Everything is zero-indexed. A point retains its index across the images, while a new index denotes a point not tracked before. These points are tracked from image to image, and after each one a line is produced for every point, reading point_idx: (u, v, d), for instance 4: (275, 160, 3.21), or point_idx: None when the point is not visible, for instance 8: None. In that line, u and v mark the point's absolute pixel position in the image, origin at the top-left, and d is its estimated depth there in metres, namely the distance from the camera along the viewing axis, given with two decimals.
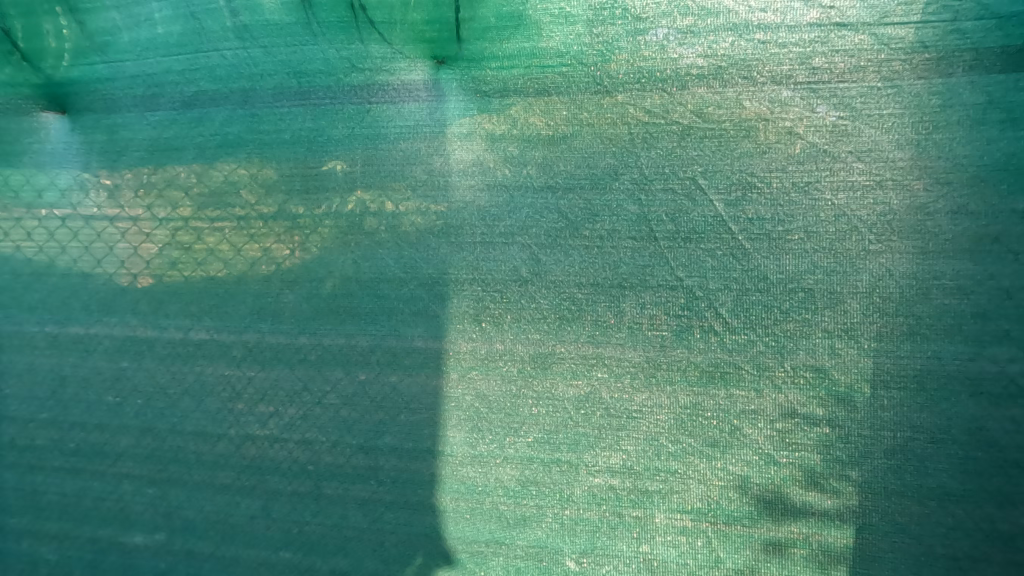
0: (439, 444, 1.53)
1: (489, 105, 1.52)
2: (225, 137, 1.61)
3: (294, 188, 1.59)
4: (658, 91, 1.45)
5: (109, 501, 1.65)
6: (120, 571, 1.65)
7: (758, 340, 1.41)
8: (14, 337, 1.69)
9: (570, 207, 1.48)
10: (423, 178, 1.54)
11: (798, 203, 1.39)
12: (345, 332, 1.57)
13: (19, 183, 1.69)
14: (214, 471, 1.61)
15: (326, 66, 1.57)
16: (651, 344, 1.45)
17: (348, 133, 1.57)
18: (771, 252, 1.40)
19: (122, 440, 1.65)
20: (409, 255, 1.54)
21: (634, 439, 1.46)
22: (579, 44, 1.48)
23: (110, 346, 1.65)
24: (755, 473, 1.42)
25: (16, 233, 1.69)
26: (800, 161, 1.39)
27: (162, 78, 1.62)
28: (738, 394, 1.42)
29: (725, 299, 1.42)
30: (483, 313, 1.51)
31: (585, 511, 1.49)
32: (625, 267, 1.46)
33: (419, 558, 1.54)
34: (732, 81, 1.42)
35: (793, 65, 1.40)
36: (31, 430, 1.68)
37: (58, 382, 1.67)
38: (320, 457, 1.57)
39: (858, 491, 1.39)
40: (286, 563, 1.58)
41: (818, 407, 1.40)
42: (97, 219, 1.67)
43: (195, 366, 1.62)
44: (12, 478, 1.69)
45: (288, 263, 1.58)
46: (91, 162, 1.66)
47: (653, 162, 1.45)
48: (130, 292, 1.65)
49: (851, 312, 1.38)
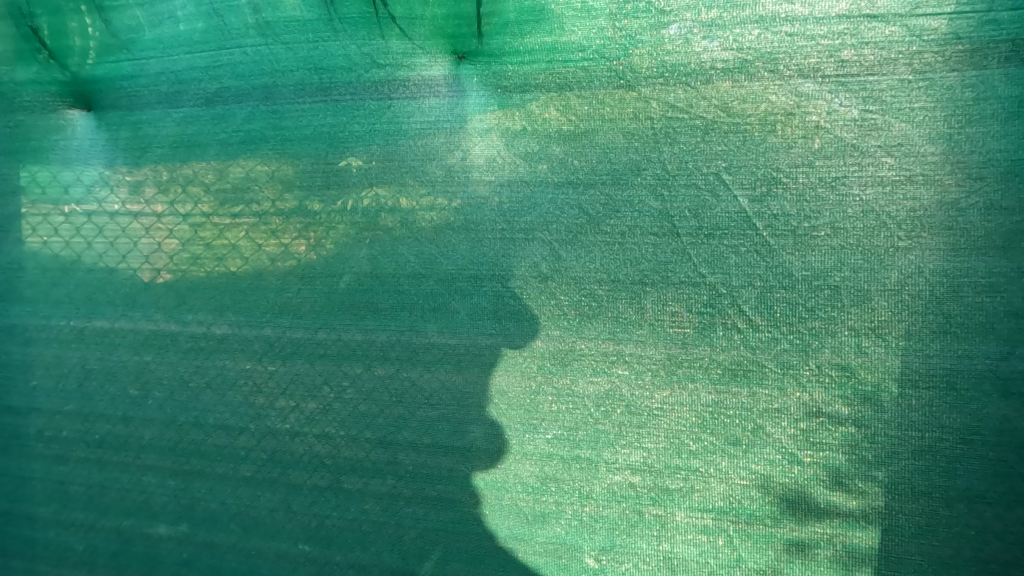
0: (458, 440, 1.53)
1: (509, 100, 1.52)
2: (247, 133, 1.62)
3: (314, 184, 1.59)
4: (682, 85, 1.43)
5: (133, 492, 1.68)
6: (144, 561, 1.67)
7: (782, 338, 1.39)
8: (43, 330, 1.72)
9: (591, 203, 1.47)
10: (442, 174, 1.54)
11: (825, 198, 1.37)
12: (365, 328, 1.57)
13: (46, 179, 1.72)
14: (236, 465, 1.63)
15: (347, 62, 1.57)
16: (672, 341, 1.44)
17: (368, 129, 1.57)
18: (796, 248, 1.38)
19: (146, 432, 1.67)
20: (429, 251, 1.54)
21: (655, 437, 1.45)
22: (601, 38, 1.47)
23: (134, 340, 1.68)
24: (778, 472, 1.41)
25: (43, 228, 1.72)
26: (827, 156, 1.37)
27: (185, 76, 1.64)
28: (761, 392, 1.41)
29: (749, 296, 1.40)
30: (503, 309, 1.51)
31: (604, 508, 1.48)
32: (647, 263, 1.44)
33: (438, 553, 1.54)
34: (758, 75, 1.40)
35: (821, 58, 1.37)
36: (58, 422, 1.71)
37: (85, 375, 1.70)
38: (341, 451, 1.58)
39: (884, 492, 1.37)
40: (307, 556, 1.60)
41: (843, 406, 1.38)
42: (121, 215, 1.69)
43: (217, 360, 1.64)
44: (40, 469, 1.72)
45: (308, 258, 1.59)
46: (116, 158, 1.69)
47: (675, 157, 1.43)
48: (154, 287, 1.67)
49: (879, 310, 1.35)
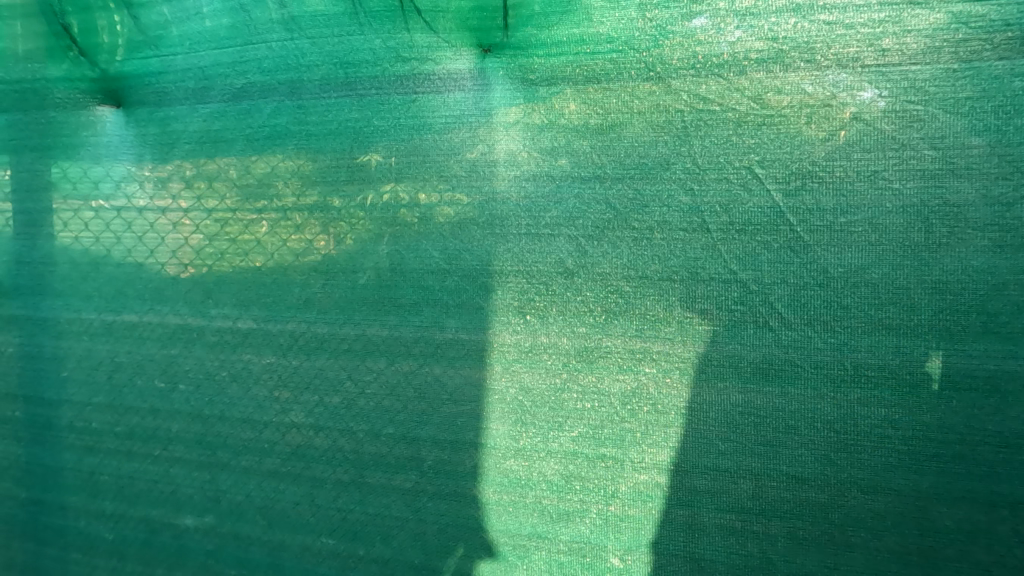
0: (482, 436, 1.52)
1: (536, 93, 1.49)
2: (273, 129, 1.63)
3: (339, 179, 1.59)
4: (714, 77, 1.40)
5: (161, 484, 1.71)
6: (171, 552, 1.70)
7: (816, 336, 1.35)
8: (73, 323, 1.75)
9: (618, 197, 1.44)
10: (467, 170, 1.52)
11: (863, 193, 1.33)
12: (389, 324, 1.57)
13: (77, 175, 1.74)
14: (262, 458, 1.65)
15: (372, 56, 1.56)
16: (701, 339, 1.41)
17: (393, 123, 1.56)
18: (832, 244, 1.34)
19: (174, 425, 1.70)
20: (453, 246, 1.53)
21: (683, 436, 1.43)
22: (630, 30, 1.44)
23: (162, 334, 1.70)
24: (810, 474, 1.37)
25: (75, 223, 1.75)
26: (866, 149, 1.32)
27: (212, 71, 1.65)
28: (793, 392, 1.37)
29: (782, 293, 1.36)
30: (528, 305, 1.49)
31: (629, 508, 1.46)
32: (675, 259, 1.41)
33: (460, 550, 1.54)
34: (794, 65, 1.36)
35: (861, 47, 1.33)
36: (89, 413, 1.75)
37: (114, 368, 1.73)
38: (365, 446, 1.59)
39: (922, 496, 1.33)
40: (330, 550, 1.61)
41: (880, 407, 1.34)
42: (150, 210, 1.71)
43: (243, 355, 1.65)
44: (71, 459, 1.76)
45: (333, 254, 1.59)
46: (144, 154, 1.71)
47: (707, 151, 1.40)
48: (181, 281, 1.69)
49: (919, 308, 1.31)
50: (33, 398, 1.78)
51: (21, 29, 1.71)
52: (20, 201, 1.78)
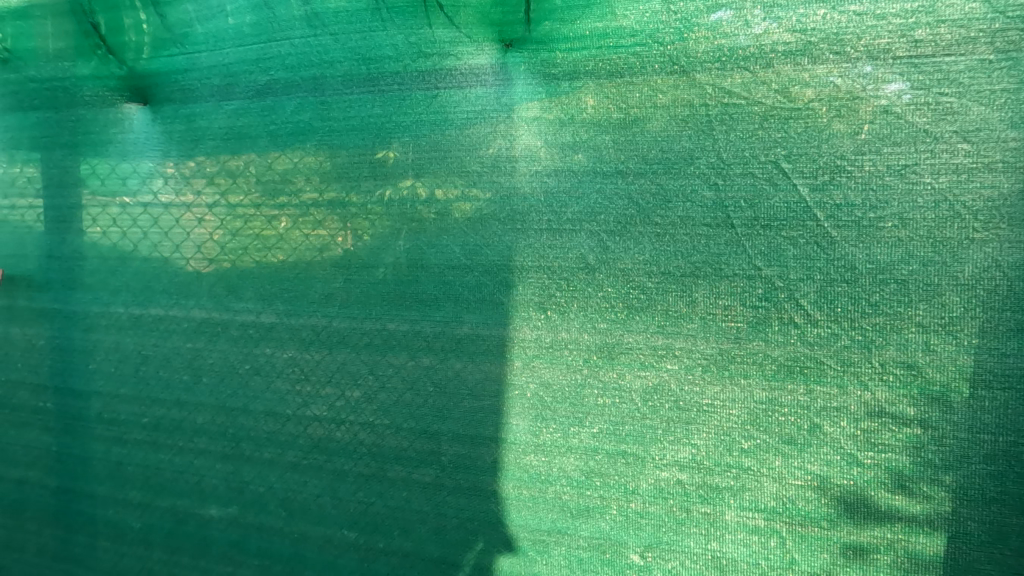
0: (502, 432, 1.52)
1: (558, 88, 1.49)
2: (296, 125, 1.64)
3: (361, 174, 1.60)
4: (740, 70, 1.38)
5: (186, 475, 1.74)
6: (196, 541, 1.73)
7: (843, 334, 1.33)
8: (102, 317, 1.79)
9: (641, 193, 1.43)
10: (489, 164, 1.52)
11: (893, 187, 1.30)
12: (409, 318, 1.58)
13: (105, 172, 1.78)
14: (284, 450, 1.67)
15: (394, 52, 1.57)
16: (724, 336, 1.39)
17: (415, 119, 1.56)
18: (860, 240, 1.32)
19: (199, 417, 1.73)
20: (474, 241, 1.53)
21: (704, 433, 1.42)
22: (654, 23, 1.42)
23: (188, 328, 1.73)
24: (836, 473, 1.35)
25: (103, 219, 1.78)
26: (897, 143, 1.30)
27: (236, 68, 1.67)
28: (818, 390, 1.35)
29: (808, 290, 1.35)
30: (549, 301, 1.49)
31: (650, 505, 1.45)
32: (698, 255, 1.40)
33: (480, 544, 1.54)
34: (822, 57, 1.33)
35: (892, 39, 1.30)
36: (116, 405, 1.78)
37: (141, 360, 1.76)
38: (385, 440, 1.60)
39: (951, 497, 1.31)
40: (351, 542, 1.63)
41: (908, 406, 1.31)
42: (176, 206, 1.74)
43: (266, 348, 1.67)
44: (100, 449, 1.80)
45: (354, 249, 1.60)
46: (170, 151, 1.73)
47: (731, 145, 1.38)
48: (205, 276, 1.72)
49: (950, 306, 1.28)
50: (64, 389, 1.82)
51: (51, 29, 1.75)
52: (52, 197, 1.82)
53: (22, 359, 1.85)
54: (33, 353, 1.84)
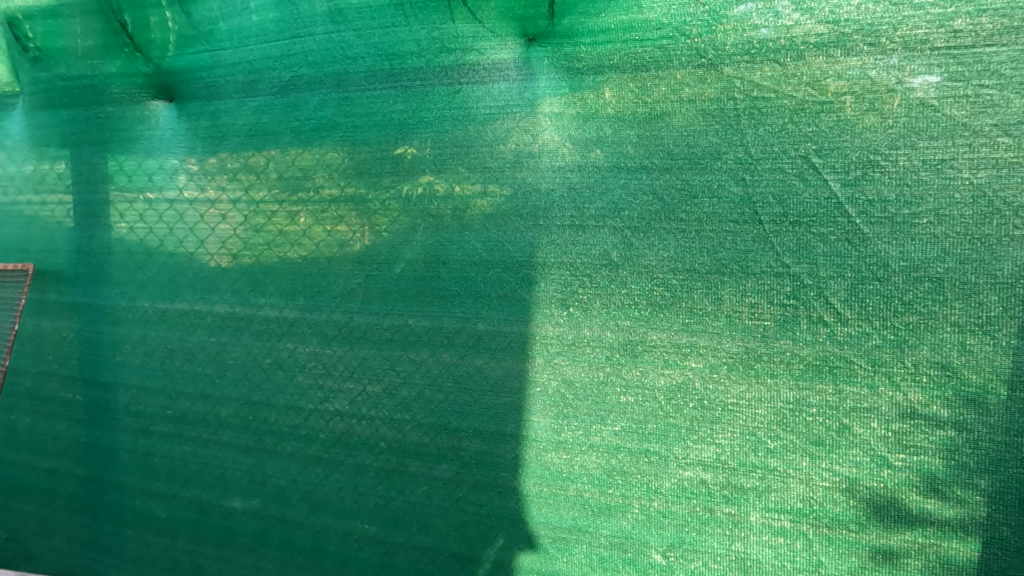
0: (524, 429, 1.52)
1: (582, 82, 1.47)
2: (319, 121, 1.65)
3: (384, 170, 1.60)
4: (770, 63, 1.35)
5: (210, 467, 1.76)
6: (219, 532, 1.75)
7: (873, 333, 1.30)
8: (129, 311, 1.82)
9: (666, 188, 1.41)
10: (511, 160, 1.51)
11: (929, 182, 1.27)
12: (431, 314, 1.58)
13: (133, 168, 1.81)
14: (306, 444, 1.68)
15: (417, 47, 1.56)
16: (751, 334, 1.37)
17: (438, 114, 1.56)
18: (893, 236, 1.29)
19: (223, 410, 1.75)
20: (496, 238, 1.52)
21: (729, 433, 1.40)
22: (681, 15, 1.39)
23: (212, 322, 1.75)
24: (865, 475, 1.32)
25: (130, 215, 1.81)
26: (933, 137, 1.26)
27: (260, 65, 1.68)
28: (848, 390, 1.32)
29: (837, 287, 1.32)
30: (571, 298, 1.48)
31: (673, 504, 1.44)
32: (725, 252, 1.38)
33: (501, 541, 1.54)
34: (856, 49, 1.30)
35: (930, 29, 1.26)
36: (143, 397, 1.81)
37: (167, 354, 1.79)
38: (406, 435, 1.60)
39: (986, 501, 1.27)
40: (372, 537, 1.64)
41: (943, 408, 1.28)
42: (200, 202, 1.76)
43: (289, 343, 1.69)
44: (127, 441, 1.83)
45: (376, 244, 1.61)
46: (195, 147, 1.75)
47: (760, 139, 1.35)
48: (229, 271, 1.73)
49: (988, 305, 1.25)
50: (92, 381, 1.86)
51: (80, 28, 1.78)
52: (80, 193, 1.85)
53: (52, 352, 1.89)
54: (63, 345, 1.88)
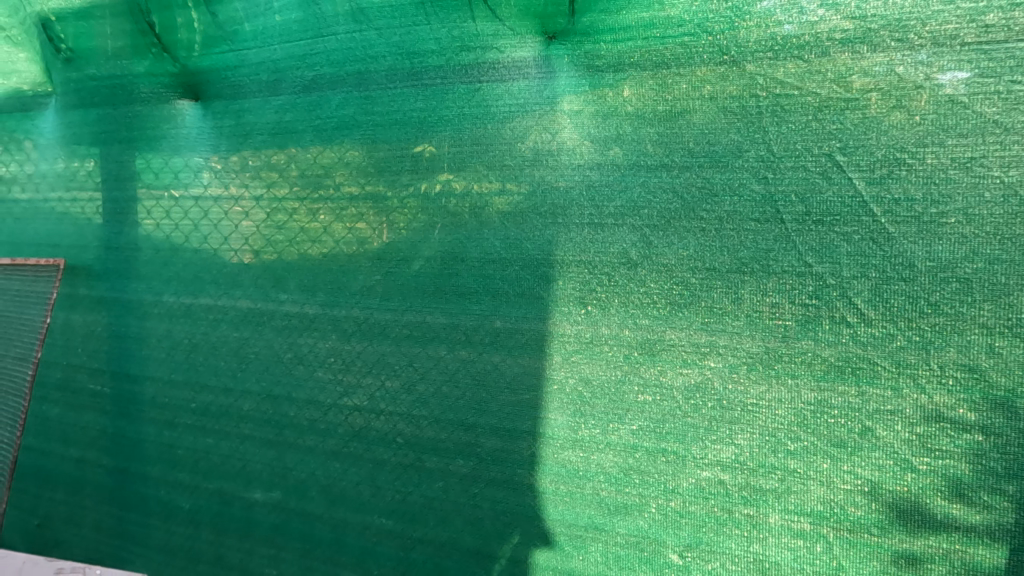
0: (541, 426, 1.52)
1: (602, 80, 1.47)
2: (341, 119, 1.67)
3: (403, 168, 1.62)
4: (794, 59, 1.33)
5: (232, 459, 1.80)
6: (241, 523, 1.79)
7: (899, 334, 1.28)
8: (155, 305, 1.87)
9: (686, 187, 1.40)
10: (530, 157, 1.51)
11: (957, 181, 1.24)
12: (449, 311, 1.59)
13: (159, 166, 1.85)
14: (326, 438, 1.71)
15: (438, 46, 1.58)
16: (772, 334, 1.36)
17: (458, 112, 1.57)
18: (919, 236, 1.27)
19: (245, 403, 1.78)
20: (515, 236, 1.53)
21: (748, 433, 1.38)
22: (702, 12, 1.38)
23: (235, 317, 1.78)
24: (887, 479, 1.30)
25: (156, 211, 1.85)
26: (963, 134, 1.24)
27: (283, 64, 1.70)
28: (871, 392, 1.31)
29: (861, 288, 1.30)
30: (590, 296, 1.48)
31: (690, 504, 1.43)
32: (746, 251, 1.37)
33: (517, 537, 1.55)
34: (883, 44, 1.28)
35: (961, 24, 1.24)
36: (168, 390, 1.86)
37: (191, 348, 1.83)
38: (424, 431, 1.62)
39: (1014, 508, 1.25)
40: (389, 531, 1.66)
41: (970, 411, 1.25)
42: (224, 199, 1.79)
43: (310, 338, 1.71)
44: (152, 432, 1.88)
45: (395, 241, 1.62)
46: (220, 145, 1.79)
47: (783, 137, 1.34)
48: (252, 267, 1.76)
49: (1018, 306, 1.22)
50: (120, 374, 1.91)
51: (110, 29, 1.82)
52: (109, 190, 1.90)
53: (82, 344, 1.95)
54: (92, 338, 1.93)
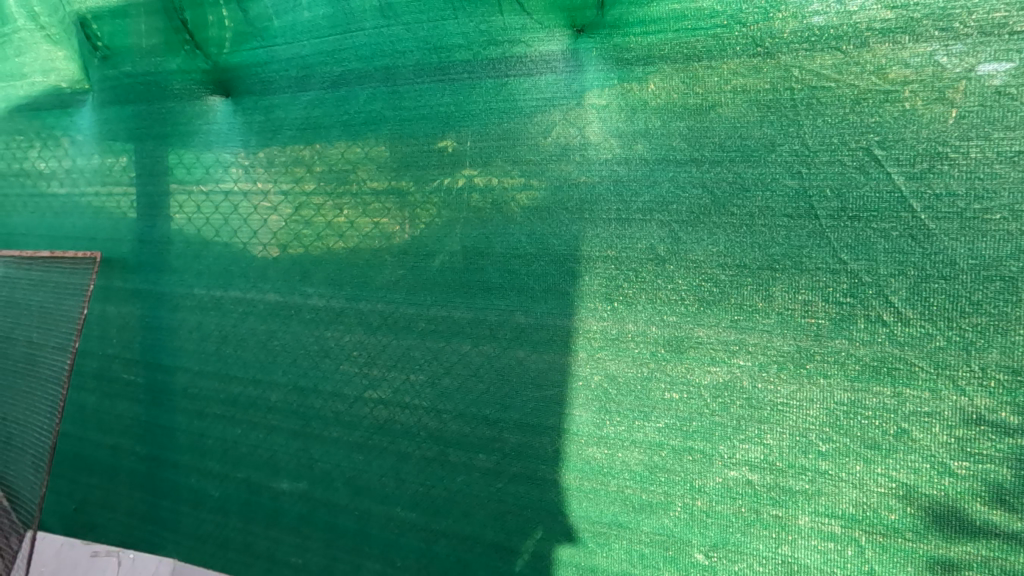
0: (566, 422, 1.52)
1: (631, 73, 1.45)
2: (368, 114, 1.68)
3: (429, 163, 1.62)
4: (831, 51, 1.30)
5: (260, 449, 1.83)
6: (268, 512, 1.82)
7: (938, 334, 1.24)
8: (187, 298, 1.91)
9: (716, 181, 1.38)
10: (556, 153, 1.51)
11: (1003, 175, 1.21)
12: (474, 307, 1.59)
13: (191, 161, 1.88)
14: (351, 430, 1.73)
15: (465, 40, 1.57)
16: (804, 333, 1.33)
17: (484, 107, 1.56)
18: (962, 233, 1.23)
19: (273, 395, 1.81)
20: (541, 231, 1.52)
21: (778, 433, 1.36)
22: (735, 3, 1.36)
23: (263, 310, 1.81)
24: (924, 483, 1.27)
25: (188, 206, 1.90)
26: (1010, 127, 1.20)
27: (312, 60, 1.72)
28: (908, 393, 1.27)
29: (898, 286, 1.26)
30: (616, 292, 1.46)
31: (717, 504, 1.41)
32: (777, 247, 1.34)
33: (540, 533, 1.55)
34: (926, 34, 1.24)
35: (1010, 12, 1.20)
36: (199, 380, 1.90)
37: (221, 340, 1.87)
38: (448, 425, 1.62)
39: None
40: (413, 523, 1.67)
41: (1013, 414, 1.22)
42: (253, 194, 1.82)
43: (336, 332, 1.74)
44: (183, 421, 1.92)
45: (421, 236, 1.63)
46: (249, 141, 1.81)
47: (818, 131, 1.31)
48: (280, 261, 1.79)
49: None
50: (153, 364, 1.96)
51: (145, 26, 1.86)
52: (143, 185, 1.95)
53: (117, 335, 2.00)
54: (127, 329, 1.99)
